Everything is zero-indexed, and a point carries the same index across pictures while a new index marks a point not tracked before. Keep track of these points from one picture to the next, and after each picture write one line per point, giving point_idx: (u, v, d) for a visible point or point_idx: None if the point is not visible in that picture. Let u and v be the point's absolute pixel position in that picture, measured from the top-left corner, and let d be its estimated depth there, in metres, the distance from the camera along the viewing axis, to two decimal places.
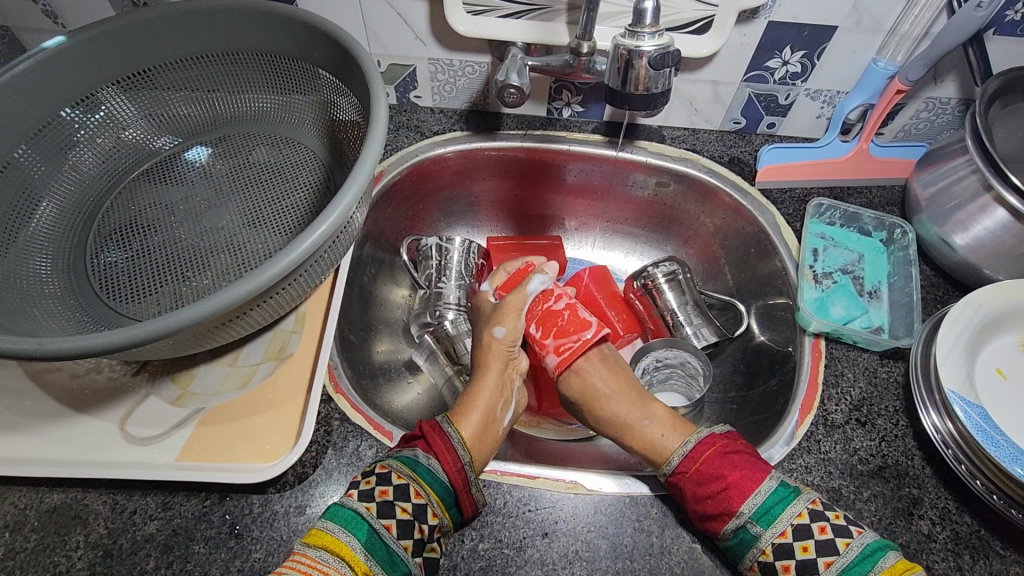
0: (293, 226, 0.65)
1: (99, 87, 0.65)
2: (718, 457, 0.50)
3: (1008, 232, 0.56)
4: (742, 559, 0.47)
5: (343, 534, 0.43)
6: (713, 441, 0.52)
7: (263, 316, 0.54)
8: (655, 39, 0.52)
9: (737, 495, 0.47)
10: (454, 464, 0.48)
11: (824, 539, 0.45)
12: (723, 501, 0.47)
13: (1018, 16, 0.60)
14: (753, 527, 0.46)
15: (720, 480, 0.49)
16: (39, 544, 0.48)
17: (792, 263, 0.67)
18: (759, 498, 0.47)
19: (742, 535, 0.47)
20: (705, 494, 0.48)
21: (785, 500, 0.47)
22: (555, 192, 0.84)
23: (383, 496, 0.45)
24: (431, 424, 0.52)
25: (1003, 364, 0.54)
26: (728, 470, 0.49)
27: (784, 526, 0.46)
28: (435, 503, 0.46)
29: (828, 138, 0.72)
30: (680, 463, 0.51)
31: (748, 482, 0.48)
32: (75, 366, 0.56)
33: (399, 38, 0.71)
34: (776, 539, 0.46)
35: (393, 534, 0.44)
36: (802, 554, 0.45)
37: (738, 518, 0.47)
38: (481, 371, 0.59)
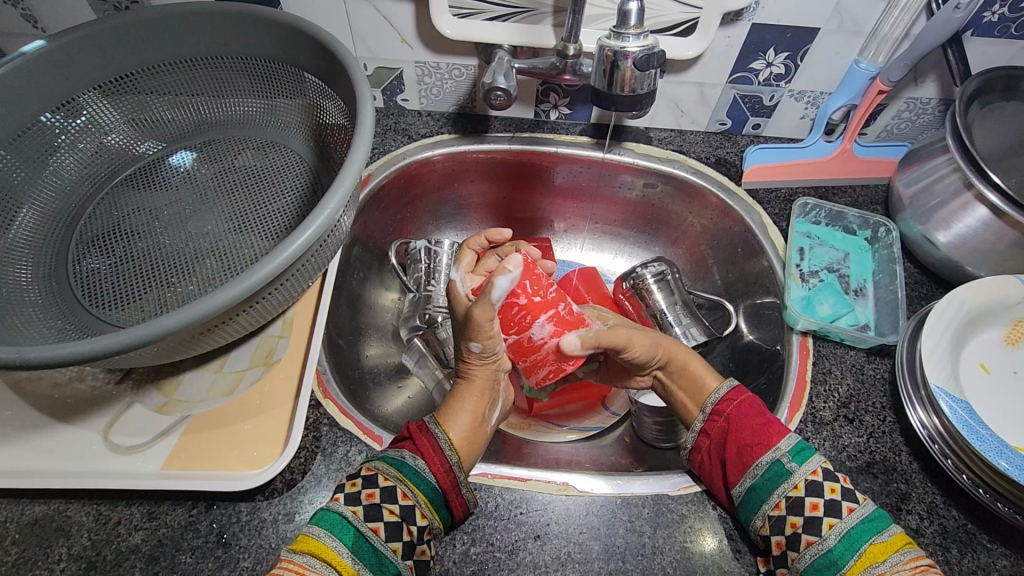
0: (280, 230, 0.65)
1: (80, 91, 0.64)
2: (751, 402, 0.52)
3: (988, 229, 0.57)
4: (767, 497, 0.46)
5: (329, 539, 0.41)
6: (745, 390, 0.54)
7: (251, 320, 0.53)
8: (640, 39, 0.52)
9: (775, 432, 0.49)
10: (442, 466, 0.46)
11: (846, 488, 0.46)
12: (762, 434, 0.49)
13: (995, 17, 0.61)
14: (787, 462, 0.47)
15: (759, 418, 0.51)
16: (20, 557, 0.47)
17: (779, 263, 0.68)
18: (793, 438, 0.49)
19: (776, 468, 0.47)
20: (748, 441, 0.49)
21: (809, 446, 0.49)
22: (543, 194, 0.84)
23: (370, 499, 0.43)
24: (418, 422, 0.49)
25: (987, 359, 0.55)
26: (765, 413, 0.51)
27: (815, 465, 0.47)
28: (423, 505, 0.44)
29: (812, 138, 0.72)
30: (725, 395, 0.53)
31: (780, 424, 0.50)
32: (57, 375, 0.55)
33: (385, 42, 0.71)
34: (808, 475, 0.46)
35: (382, 537, 0.42)
36: (830, 494, 0.45)
37: (773, 451, 0.48)
38: (462, 387, 0.53)
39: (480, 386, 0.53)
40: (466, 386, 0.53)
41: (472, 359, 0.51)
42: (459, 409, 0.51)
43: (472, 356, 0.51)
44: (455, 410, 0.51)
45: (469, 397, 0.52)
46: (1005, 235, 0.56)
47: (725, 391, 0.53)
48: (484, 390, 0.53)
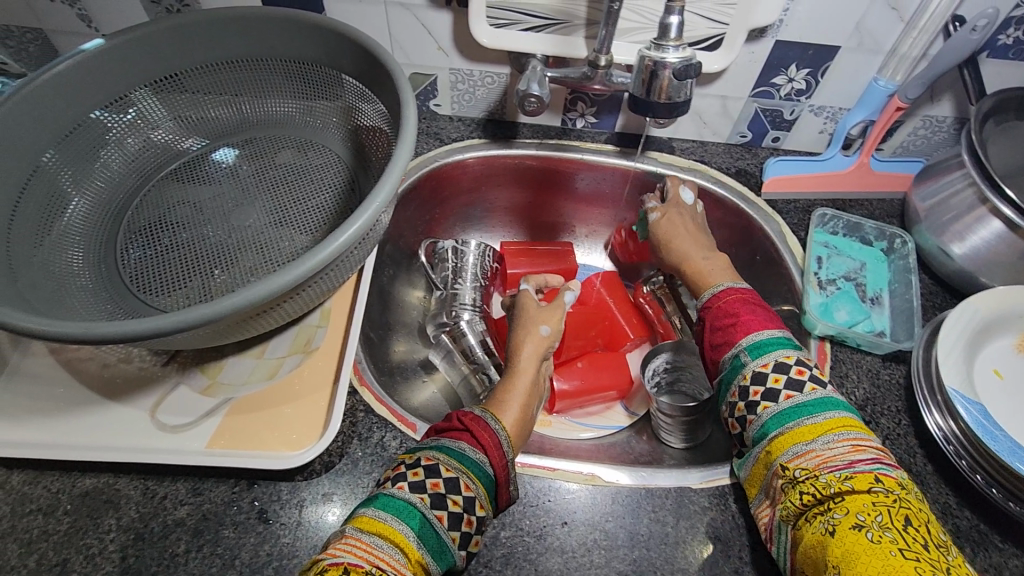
0: (319, 225, 0.67)
1: (132, 89, 0.68)
2: (738, 301, 0.58)
3: (1002, 241, 0.59)
4: (730, 383, 0.53)
5: (396, 522, 0.43)
6: (740, 290, 0.60)
7: (295, 308, 0.55)
8: (679, 51, 0.55)
9: (741, 330, 0.55)
10: (500, 459, 0.49)
11: (795, 378, 0.50)
12: (729, 333, 0.56)
13: (1010, 40, 0.64)
14: (743, 355, 0.53)
15: (732, 317, 0.57)
16: (71, 527, 0.49)
17: (797, 270, 0.70)
18: (759, 336, 0.54)
19: (734, 363, 0.54)
20: (720, 326, 0.57)
21: (779, 343, 0.53)
22: (567, 199, 0.86)
23: (436, 488, 0.45)
24: (470, 415, 0.51)
25: (1001, 365, 0.57)
26: (742, 312, 0.56)
27: (768, 359, 0.51)
28: (483, 496, 0.47)
29: (830, 152, 0.75)
30: (712, 298, 0.60)
31: (754, 323, 0.55)
32: (106, 356, 0.57)
33: (423, 49, 0.74)
34: (757, 367, 0.52)
35: (444, 525, 0.44)
36: (774, 383, 0.50)
37: (735, 348, 0.54)
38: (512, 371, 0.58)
39: (525, 384, 0.56)
40: (511, 384, 0.57)
41: (540, 338, 0.61)
42: (511, 401, 0.54)
43: (539, 337, 0.61)
44: (506, 400, 0.55)
45: (521, 379, 0.57)
46: (1018, 247, 0.59)
47: (720, 289, 0.60)
48: (531, 386, 0.57)
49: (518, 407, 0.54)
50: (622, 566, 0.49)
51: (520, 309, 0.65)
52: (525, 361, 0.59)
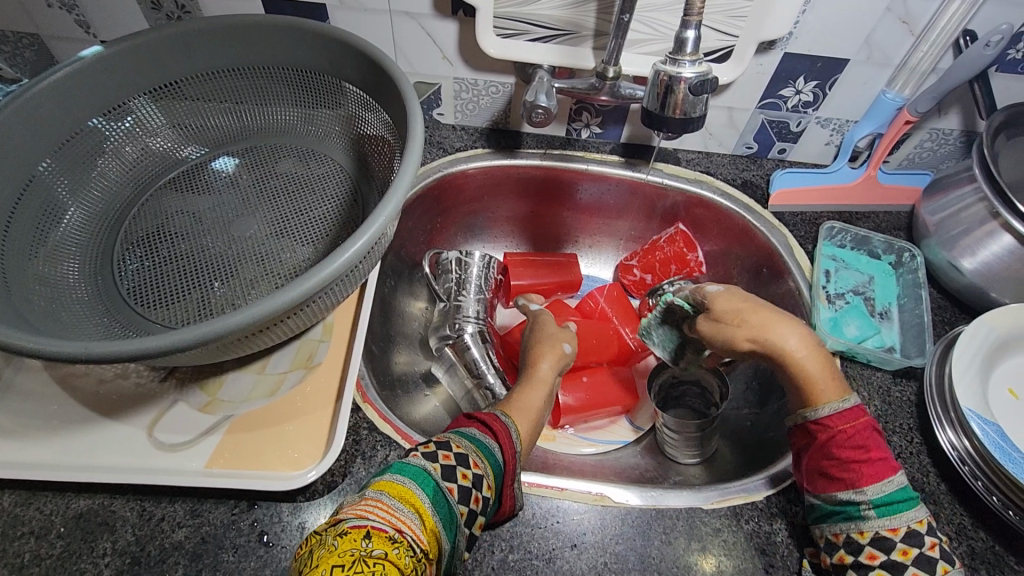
0: (321, 236, 0.66)
1: (130, 97, 0.66)
2: (867, 429, 0.49)
3: (1014, 257, 0.59)
4: (832, 523, 0.47)
5: (412, 486, 0.41)
6: (865, 412, 0.50)
7: (298, 323, 0.53)
8: (695, 66, 0.54)
9: (868, 475, 0.47)
10: (509, 446, 0.48)
11: (931, 555, 0.44)
12: (851, 471, 0.47)
13: (1019, 55, 0.63)
14: (866, 508, 0.46)
15: (862, 452, 0.48)
16: (65, 551, 0.47)
17: (806, 284, 0.69)
18: (891, 487, 0.46)
19: (847, 507, 0.46)
20: (838, 457, 0.48)
21: (909, 501, 0.46)
22: (570, 209, 0.85)
23: (446, 460, 0.44)
24: (486, 411, 0.51)
25: (1015, 384, 0.56)
26: (872, 448, 0.48)
27: (899, 524, 0.45)
28: (490, 476, 0.45)
29: (837, 164, 0.74)
30: (828, 414, 0.49)
31: (882, 466, 0.47)
32: (102, 371, 0.56)
33: (427, 57, 0.73)
34: (885, 530, 0.45)
35: (456, 498, 0.42)
36: (898, 556, 0.44)
37: (856, 493, 0.46)
38: (531, 377, 0.58)
39: (542, 391, 0.56)
40: (525, 390, 0.56)
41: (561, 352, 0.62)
42: (527, 406, 0.54)
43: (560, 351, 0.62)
44: (522, 407, 0.54)
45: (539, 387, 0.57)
46: None
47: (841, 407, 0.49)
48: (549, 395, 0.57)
49: (533, 412, 0.53)
50: None
51: (540, 326, 0.68)
52: (546, 371, 0.59)
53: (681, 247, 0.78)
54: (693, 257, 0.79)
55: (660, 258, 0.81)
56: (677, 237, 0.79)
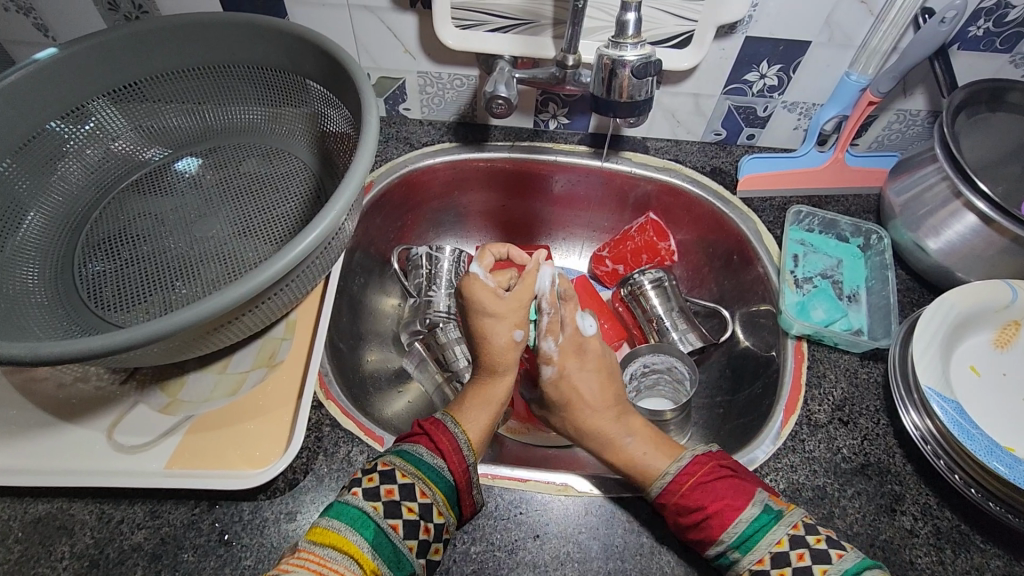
0: (285, 234, 0.66)
1: (89, 98, 0.65)
2: (709, 479, 0.47)
3: (977, 236, 0.58)
4: (738, 567, 0.45)
5: (350, 534, 0.42)
6: (703, 459, 0.49)
7: (254, 321, 0.54)
8: (638, 49, 0.55)
9: (717, 525, 0.45)
10: (459, 465, 0.47)
11: (827, 538, 0.44)
12: (704, 529, 0.45)
13: (980, 32, 0.63)
14: (732, 554, 0.45)
15: (701, 511, 0.46)
16: (22, 556, 0.47)
17: (774, 268, 0.69)
18: (740, 526, 0.45)
19: (723, 559, 0.45)
20: (691, 521, 0.46)
21: (766, 526, 0.45)
22: (542, 201, 0.85)
23: (388, 496, 0.44)
24: (432, 420, 0.50)
25: (977, 362, 0.57)
26: (711, 500, 0.46)
27: (779, 535, 0.44)
28: (441, 502, 0.45)
29: (805, 148, 0.74)
30: (676, 475, 0.48)
31: (727, 513, 0.45)
32: (62, 376, 0.55)
33: (388, 52, 0.73)
34: (753, 565, 0.44)
35: (400, 534, 0.43)
36: (817, 544, 0.44)
37: (718, 546, 0.45)
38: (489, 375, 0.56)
39: (501, 388, 0.55)
40: (480, 391, 0.55)
41: (511, 345, 0.55)
42: (479, 409, 0.54)
43: (512, 344, 0.55)
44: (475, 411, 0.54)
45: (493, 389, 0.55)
46: (994, 241, 0.58)
47: (686, 463, 0.49)
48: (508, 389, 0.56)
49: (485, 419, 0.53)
50: None
51: (472, 302, 0.55)
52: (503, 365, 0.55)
53: (651, 236, 0.79)
54: (666, 243, 0.79)
55: (631, 248, 0.81)
56: (648, 226, 0.79)
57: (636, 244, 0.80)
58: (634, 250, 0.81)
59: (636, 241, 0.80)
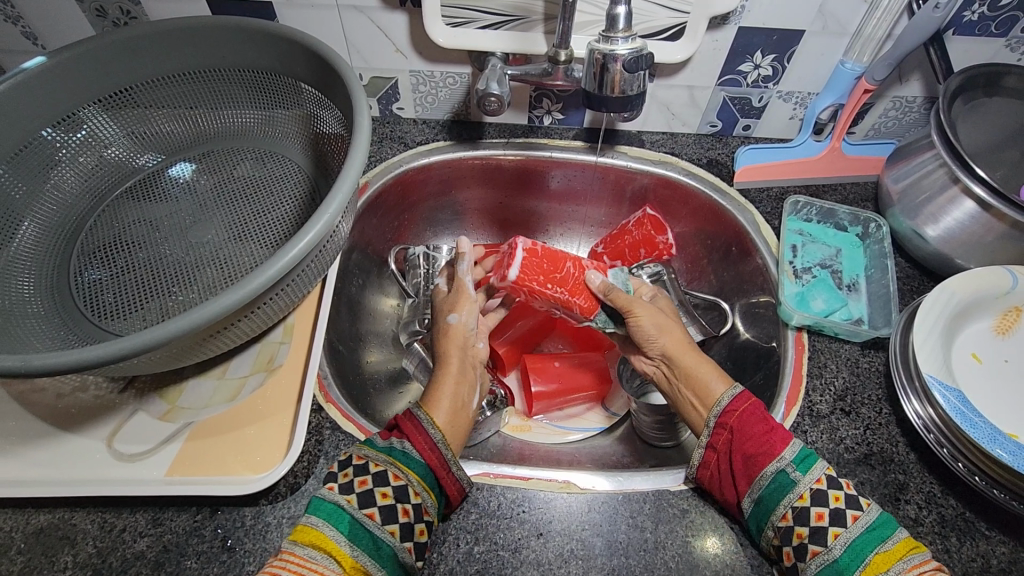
0: (280, 238, 0.65)
1: (80, 106, 0.65)
2: (761, 408, 0.51)
3: (976, 221, 0.58)
4: (775, 507, 0.46)
5: (327, 528, 0.42)
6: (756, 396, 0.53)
7: (251, 326, 0.54)
8: (629, 43, 0.54)
9: (779, 441, 0.48)
10: (427, 445, 0.48)
11: (836, 509, 0.45)
12: (766, 442, 0.48)
13: (975, 16, 0.62)
14: (792, 471, 0.47)
15: (763, 425, 0.50)
16: (25, 566, 0.47)
17: (772, 259, 0.68)
18: (797, 445, 0.48)
19: (781, 480, 0.46)
20: (751, 434, 0.49)
21: (814, 454, 0.48)
22: (539, 198, 0.85)
23: (362, 486, 0.45)
24: (404, 412, 0.51)
25: (979, 349, 0.56)
26: (770, 419, 0.50)
27: (819, 474, 0.46)
28: (417, 483, 0.46)
29: (801, 138, 0.73)
30: (729, 403, 0.52)
31: (786, 431, 0.49)
32: (60, 386, 0.55)
33: (380, 52, 0.72)
34: (812, 485, 0.46)
35: (377, 521, 0.44)
36: (816, 523, 0.45)
37: (779, 461, 0.47)
38: (442, 361, 0.58)
39: (452, 376, 0.56)
40: (444, 373, 0.57)
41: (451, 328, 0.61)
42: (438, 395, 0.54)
43: (451, 327, 0.61)
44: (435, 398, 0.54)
45: (449, 368, 0.57)
46: (992, 227, 0.57)
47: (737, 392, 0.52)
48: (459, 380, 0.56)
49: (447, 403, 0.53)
50: None
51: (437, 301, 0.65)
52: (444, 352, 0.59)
53: (649, 230, 0.77)
54: (665, 236, 0.77)
55: (629, 243, 0.79)
56: (645, 220, 0.77)
57: (636, 238, 0.78)
58: (632, 244, 0.79)
59: (635, 236, 0.78)
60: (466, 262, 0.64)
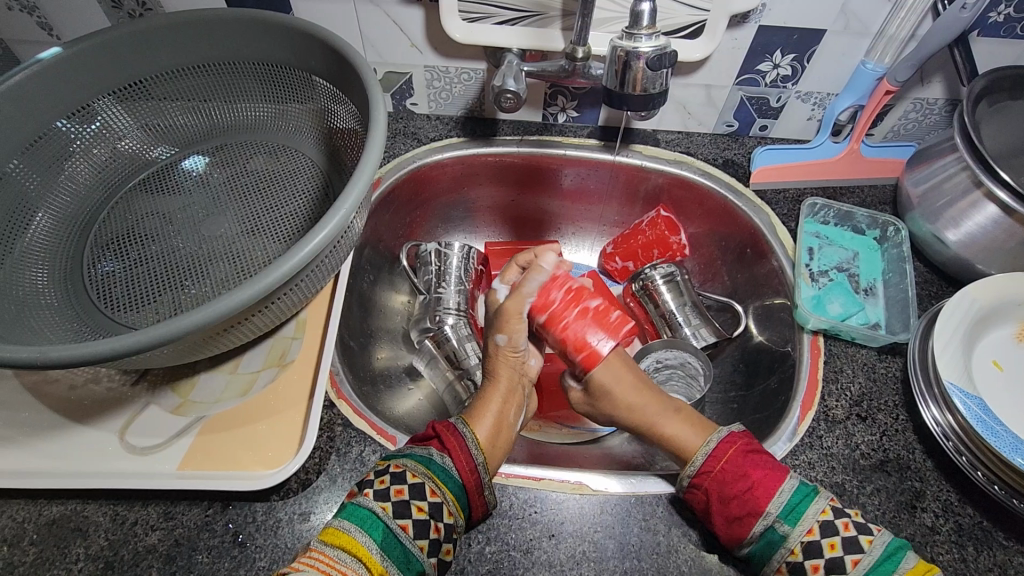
0: (292, 233, 0.65)
1: (95, 97, 0.65)
2: (740, 457, 0.49)
3: (999, 227, 0.57)
4: (768, 562, 0.45)
5: (360, 534, 0.42)
6: (733, 440, 0.51)
7: (264, 322, 0.54)
8: (652, 40, 0.54)
9: (763, 496, 0.46)
10: (467, 464, 0.47)
11: (847, 536, 0.44)
12: (749, 502, 0.46)
13: (1001, 17, 0.61)
14: (779, 527, 0.45)
15: (744, 481, 0.47)
16: (38, 557, 0.47)
17: (788, 262, 0.68)
18: (785, 495, 0.46)
19: (768, 538, 0.45)
20: (732, 494, 0.47)
21: (807, 498, 0.46)
22: (552, 196, 0.84)
23: (399, 496, 0.44)
24: (445, 423, 0.51)
25: (1000, 356, 0.55)
26: (751, 470, 0.48)
27: (810, 523, 0.45)
28: (451, 502, 0.46)
29: (819, 139, 0.72)
30: (703, 463, 0.49)
31: (771, 481, 0.47)
32: (73, 377, 0.55)
33: (395, 46, 0.72)
34: (803, 537, 0.45)
35: (410, 534, 0.43)
36: (830, 553, 0.44)
37: (765, 519, 0.45)
38: (491, 381, 0.58)
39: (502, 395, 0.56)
40: (493, 389, 0.56)
41: (498, 351, 0.58)
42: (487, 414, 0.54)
43: (498, 350, 0.58)
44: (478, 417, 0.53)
45: (498, 387, 0.57)
46: (1015, 233, 0.56)
47: (715, 443, 0.50)
48: (508, 400, 0.56)
49: (493, 424, 0.53)
50: None
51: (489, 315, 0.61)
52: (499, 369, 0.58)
53: (663, 230, 0.77)
54: (678, 235, 0.77)
55: (641, 243, 0.80)
56: (658, 220, 0.77)
57: (648, 238, 0.79)
58: (643, 244, 0.79)
59: (647, 235, 0.79)
60: (542, 277, 0.57)
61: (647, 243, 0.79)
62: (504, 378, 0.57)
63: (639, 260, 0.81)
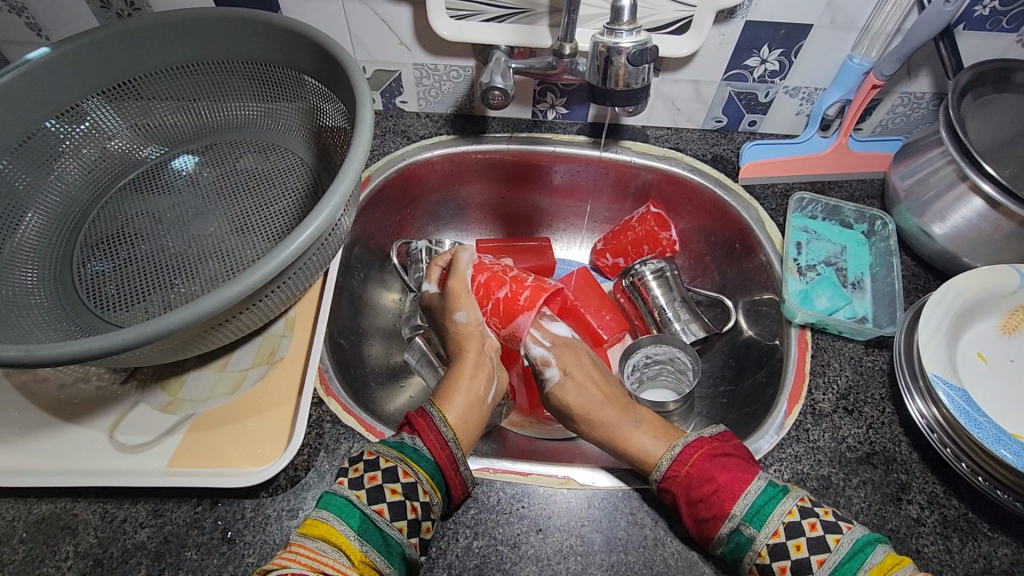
0: (281, 232, 0.65)
1: (83, 97, 0.65)
2: (706, 460, 0.49)
3: (984, 220, 0.57)
4: (741, 561, 0.45)
5: (337, 522, 0.42)
6: (699, 444, 0.50)
7: (252, 319, 0.54)
8: (634, 35, 0.54)
9: (729, 497, 0.46)
10: (437, 442, 0.48)
11: (814, 537, 0.43)
12: (714, 504, 0.46)
13: (986, 11, 0.62)
14: (745, 530, 0.45)
15: (709, 484, 0.47)
16: (28, 555, 0.47)
17: (776, 257, 0.68)
18: (751, 497, 0.46)
19: (736, 539, 0.45)
20: (699, 497, 0.47)
21: (775, 498, 0.46)
22: (543, 193, 0.84)
23: (372, 482, 0.45)
24: (415, 409, 0.52)
25: (985, 349, 0.56)
26: (716, 472, 0.48)
27: (775, 526, 0.44)
28: (425, 481, 0.46)
29: (807, 134, 0.73)
30: (669, 467, 0.50)
31: (735, 481, 0.47)
32: (63, 376, 0.55)
33: (384, 44, 0.72)
34: (768, 539, 0.44)
35: (386, 518, 0.44)
36: (796, 554, 0.43)
37: (731, 522, 0.45)
38: (459, 358, 0.60)
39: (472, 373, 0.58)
40: (460, 366, 0.58)
41: (460, 328, 0.62)
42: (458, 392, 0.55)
43: (460, 327, 0.62)
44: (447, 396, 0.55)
45: (465, 364, 0.58)
46: (1000, 226, 0.57)
47: (680, 448, 0.51)
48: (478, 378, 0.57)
49: (462, 401, 0.55)
50: (599, 572, 0.48)
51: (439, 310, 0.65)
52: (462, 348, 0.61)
53: (653, 227, 0.77)
54: (670, 232, 0.77)
55: (632, 240, 0.79)
56: (648, 216, 0.77)
57: (639, 235, 0.79)
58: (635, 240, 0.79)
59: (639, 232, 0.78)
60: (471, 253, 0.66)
61: (638, 239, 0.79)
62: (471, 352, 0.60)
63: (631, 257, 0.81)
